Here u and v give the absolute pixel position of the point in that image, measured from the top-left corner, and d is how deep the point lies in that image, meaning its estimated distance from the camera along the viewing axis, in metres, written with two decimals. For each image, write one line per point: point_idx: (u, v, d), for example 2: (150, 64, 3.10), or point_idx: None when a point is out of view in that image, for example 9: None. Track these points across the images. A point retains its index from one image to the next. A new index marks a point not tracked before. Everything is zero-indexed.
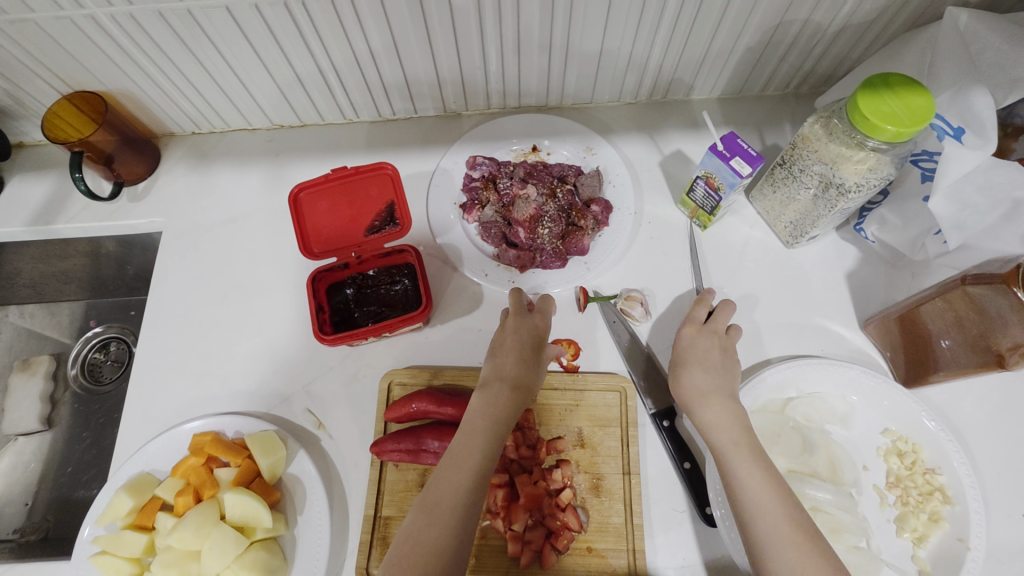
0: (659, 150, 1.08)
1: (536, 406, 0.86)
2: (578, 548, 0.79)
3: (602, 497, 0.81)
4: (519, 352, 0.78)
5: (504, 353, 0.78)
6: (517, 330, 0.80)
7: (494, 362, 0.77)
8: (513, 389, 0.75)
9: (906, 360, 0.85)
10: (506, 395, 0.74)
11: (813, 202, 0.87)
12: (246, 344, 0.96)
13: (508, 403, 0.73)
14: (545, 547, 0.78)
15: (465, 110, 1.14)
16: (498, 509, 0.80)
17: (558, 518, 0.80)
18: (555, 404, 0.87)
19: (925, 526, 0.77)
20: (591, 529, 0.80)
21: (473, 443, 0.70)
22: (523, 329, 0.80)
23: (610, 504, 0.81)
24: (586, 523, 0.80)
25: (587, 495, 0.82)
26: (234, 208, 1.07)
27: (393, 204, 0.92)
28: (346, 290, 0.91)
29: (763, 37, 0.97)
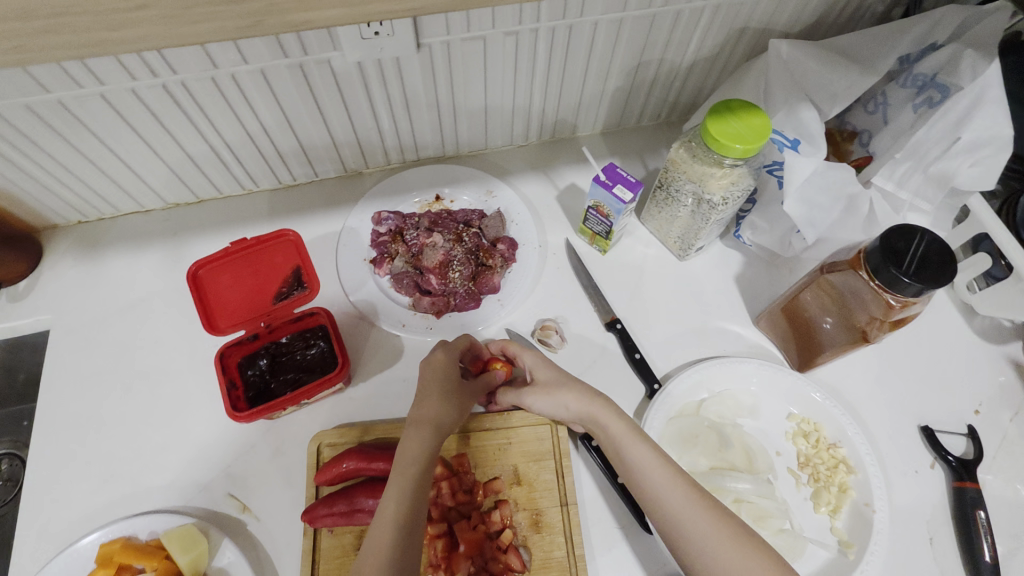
0: (554, 186, 1.15)
1: (469, 450, 0.87)
2: None
3: (543, 532, 0.81)
4: (439, 394, 0.76)
5: (426, 393, 0.76)
6: (433, 372, 0.78)
7: (415, 408, 0.75)
8: (431, 428, 0.72)
9: (795, 347, 0.94)
10: (424, 439, 0.71)
11: (692, 217, 0.96)
12: (155, 436, 0.90)
13: (432, 443, 0.71)
14: None
15: (366, 169, 1.16)
16: (439, 561, 0.79)
17: (501, 561, 0.79)
18: (488, 445, 0.87)
19: (837, 498, 0.83)
20: (535, 567, 0.80)
21: (402, 486, 0.66)
22: (438, 365, 0.79)
23: (552, 538, 0.81)
24: (529, 562, 0.80)
25: (528, 532, 0.81)
26: (131, 295, 1.03)
27: (299, 267, 0.91)
28: (260, 361, 0.88)
29: (629, 76, 1.07)
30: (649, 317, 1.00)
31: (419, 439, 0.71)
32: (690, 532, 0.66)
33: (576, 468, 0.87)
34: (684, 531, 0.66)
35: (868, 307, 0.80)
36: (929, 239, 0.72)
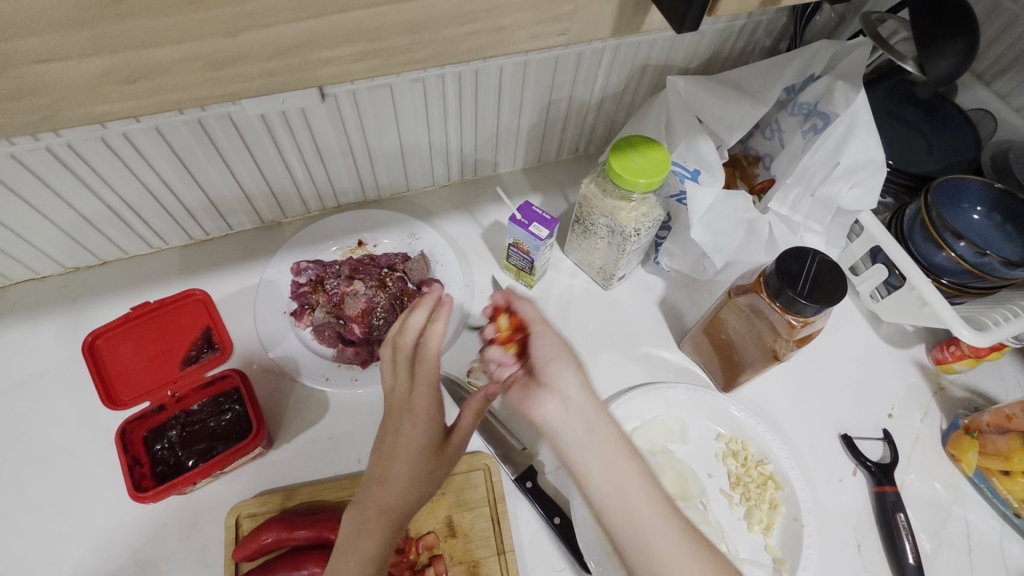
0: (479, 224, 1.15)
1: None
2: None
3: None
4: (408, 464, 0.68)
5: (386, 456, 0.69)
6: (398, 435, 0.69)
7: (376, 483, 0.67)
8: (385, 509, 0.66)
9: (718, 367, 0.97)
10: (376, 528, 0.65)
11: (610, 249, 0.98)
12: (52, 525, 0.83)
13: (385, 534, 0.65)
14: None
15: (284, 218, 1.13)
16: None
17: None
18: None
19: (768, 515, 0.85)
20: None
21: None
22: (405, 422, 0.70)
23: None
24: None
25: None
26: (25, 370, 0.95)
27: (210, 328, 0.87)
28: (169, 433, 0.83)
29: (541, 114, 1.10)
30: (578, 349, 1.01)
31: (372, 518, 0.66)
32: (656, 556, 0.57)
33: (512, 512, 0.85)
34: (645, 552, 0.58)
35: (774, 327, 0.82)
36: (818, 260, 0.76)
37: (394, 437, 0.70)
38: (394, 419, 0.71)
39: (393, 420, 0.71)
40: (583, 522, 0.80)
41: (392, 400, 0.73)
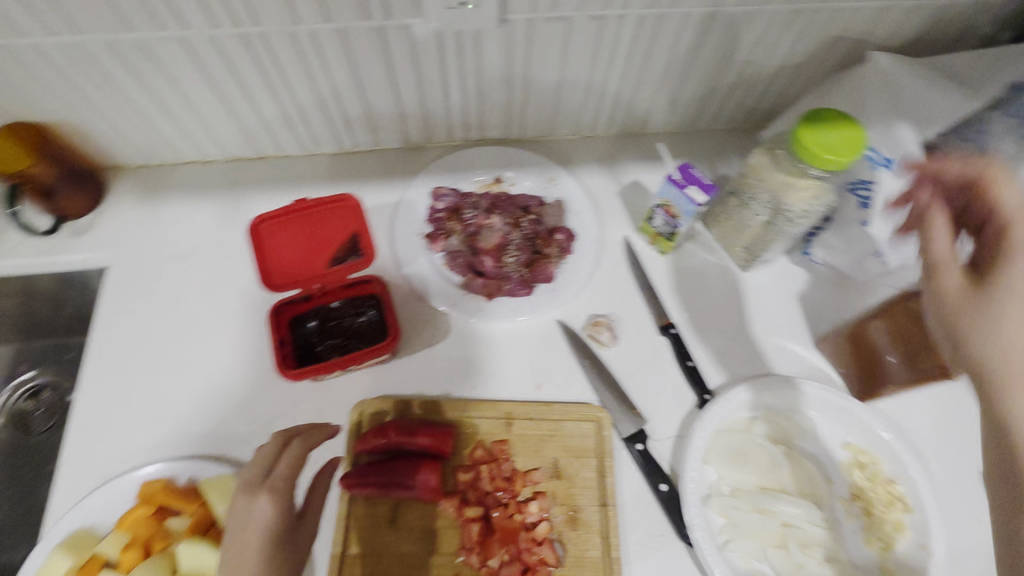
0: (618, 180, 1.11)
1: (511, 438, 0.85)
2: None
3: (578, 530, 0.80)
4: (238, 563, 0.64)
5: (237, 549, 0.65)
6: (241, 532, 0.66)
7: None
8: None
9: (858, 372, 0.90)
10: None
11: (765, 227, 0.91)
12: (198, 384, 0.91)
13: None
14: None
15: (427, 143, 1.14)
16: (472, 545, 0.79)
17: (534, 553, 0.78)
18: (530, 434, 0.86)
19: (891, 536, 0.80)
20: (568, 564, 0.78)
21: None
22: (256, 510, 0.67)
23: (588, 537, 0.80)
24: (563, 557, 0.79)
25: (564, 528, 0.80)
26: (186, 242, 1.03)
27: (356, 235, 0.90)
28: (308, 323, 0.89)
29: (710, 74, 1.03)
30: (705, 325, 0.97)
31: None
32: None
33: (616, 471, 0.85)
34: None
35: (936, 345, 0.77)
36: None
37: (242, 523, 0.66)
38: (241, 510, 0.67)
39: (237, 510, 0.67)
40: (693, 496, 0.80)
41: (242, 489, 0.69)
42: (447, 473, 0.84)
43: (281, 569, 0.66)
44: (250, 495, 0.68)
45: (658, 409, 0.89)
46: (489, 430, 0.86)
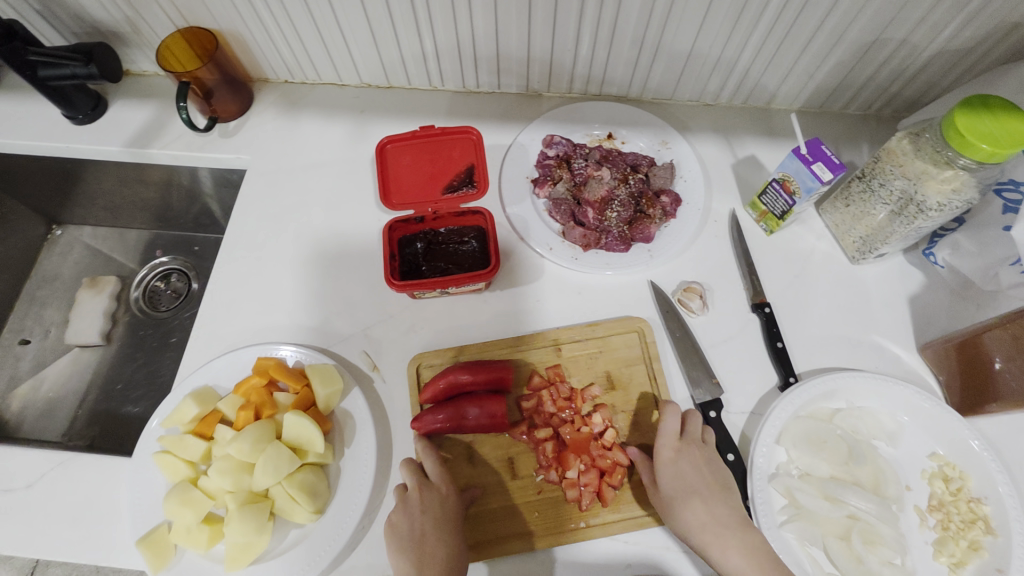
0: (733, 153, 1.08)
1: (563, 359, 0.91)
2: (630, 483, 0.83)
3: (642, 430, 0.86)
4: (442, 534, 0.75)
5: (422, 539, 0.75)
6: (427, 507, 0.77)
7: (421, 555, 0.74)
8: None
9: (962, 386, 0.85)
10: None
11: (890, 218, 0.87)
12: (312, 283, 1.01)
13: None
14: (601, 486, 0.82)
15: (546, 91, 1.16)
16: (549, 462, 0.84)
17: (607, 458, 0.83)
18: (580, 354, 0.91)
19: (963, 553, 0.77)
20: (639, 463, 0.84)
21: None
22: (434, 503, 0.77)
23: (654, 435, 0.85)
24: (633, 458, 0.84)
25: (629, 431, 0.86)
26: (316, 155, 1.12)
27: (473, 166, 0.96)
28: (417, 244, 0.94)
29: (857, 54, 0.97)
30: (801, 311, 0.94)
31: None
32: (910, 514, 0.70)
33: None
34: None
35: None
36: None
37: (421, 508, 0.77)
38: (420, 503, 0.77)
39: (412, 503, 0.78)
40: (759, 470, 0.80)
41: (416, 486, 0.79)
42: (510, 405, 0.89)
43: (457, 554, 0.75)
44: (429, 489, 0.79)
45: (737, 383, 0.89)
46: (540, 359, 0.91)
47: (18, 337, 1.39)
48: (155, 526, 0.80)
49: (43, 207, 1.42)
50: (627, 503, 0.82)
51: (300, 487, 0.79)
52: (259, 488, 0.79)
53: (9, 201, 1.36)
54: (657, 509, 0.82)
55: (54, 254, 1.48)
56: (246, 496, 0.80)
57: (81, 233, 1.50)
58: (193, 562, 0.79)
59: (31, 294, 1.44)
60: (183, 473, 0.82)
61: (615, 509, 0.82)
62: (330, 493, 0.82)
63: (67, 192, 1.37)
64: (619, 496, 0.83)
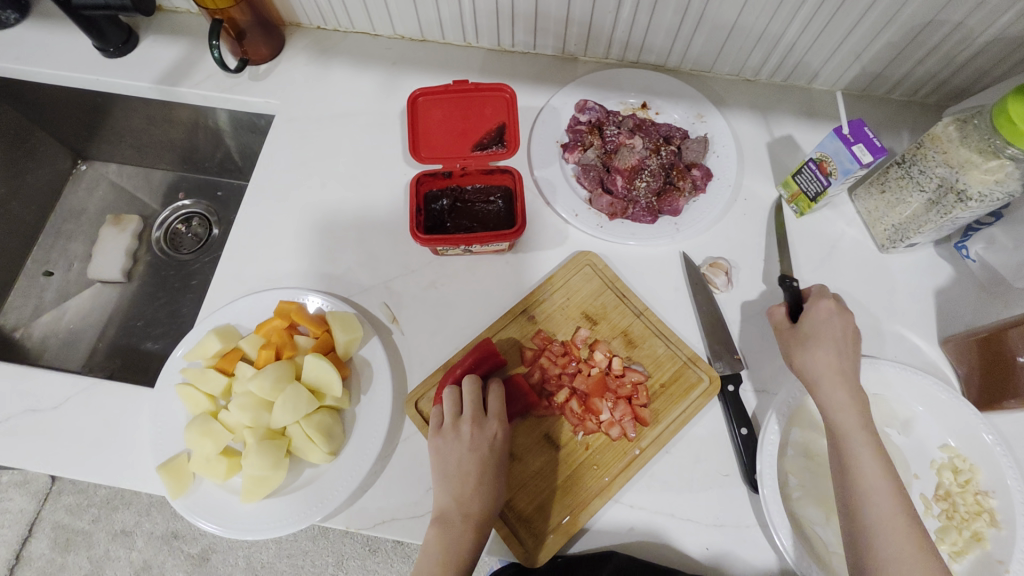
0: (769, 131, 1.06)
1: (541, 323, 0.92)
2: (657, 391, 0.87)
3: (640, 344, 0.90)
4: (483, 477, 0.76)
5: (463, 478, 0.75)
6: (474, 449, 0.77)
7: (458, 489, 0.75)
8: (477, 525, 0.73)
9: (981, 380, 0.85)
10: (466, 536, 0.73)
11: (926, 207, 0.85)
12: (336, 233, 1.01)
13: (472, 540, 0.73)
14: (635, 408, 0.85)
15: (583, 55, 1.13)
16: (579, 415, 0.85)
17: (626, 383, 0.87)
18: (555, 311, 0.92)
19: (965, 543, 0.78)
20: (653, 369, 0.88)
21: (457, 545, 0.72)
22: (483, 443, 0.78)
23: (650, 344, 0.90)
24: (646, 369, 0.88)
25: (628, 350, 0.89)
26: (345, 105, 1.11)
27: (504, 125, 0.95)
28: (443, 200, 0.94)
29: (908, 35, 0.93)
30: None
31: (468, 527, 0.73)
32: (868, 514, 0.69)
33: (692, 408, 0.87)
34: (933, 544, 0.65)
35: None
36: None
37: (469, 450, 0.77)
38: (469, 439, 0.78)
39: (464, 437, 0.78)
40: (769, 448, 0.80)
41: (467, 420, 0.79)
42: None
43: (496, 497, 0.76)
44: (480, 426, 0.79)
45: (753, 361, 0.90)
46: (523, 331, 0.91)
47: (42, 268, 1.41)
48: (174, 454, 0.83)
49: (70, 141, 1.43)
50: (666, 412, 0.85)
51: (317, 428, 0.81)
52: (277, 425, 0.81)
53: (37, 132, 1.36)
54: (694, 404, 0.85)
55: (80, 189, 1.49)
56: (264, 432, 0.82)
57: (105, 169, 1.51)
58: (210, 492, 0.81)
59: (57, 227, 1.46)
60: (203, 406, 0.84)
61: (657, 422, 0.85)
62: (345, 436, 0.84)
63: (94, 127, 1.37)
64: (656, 409, 0.86)
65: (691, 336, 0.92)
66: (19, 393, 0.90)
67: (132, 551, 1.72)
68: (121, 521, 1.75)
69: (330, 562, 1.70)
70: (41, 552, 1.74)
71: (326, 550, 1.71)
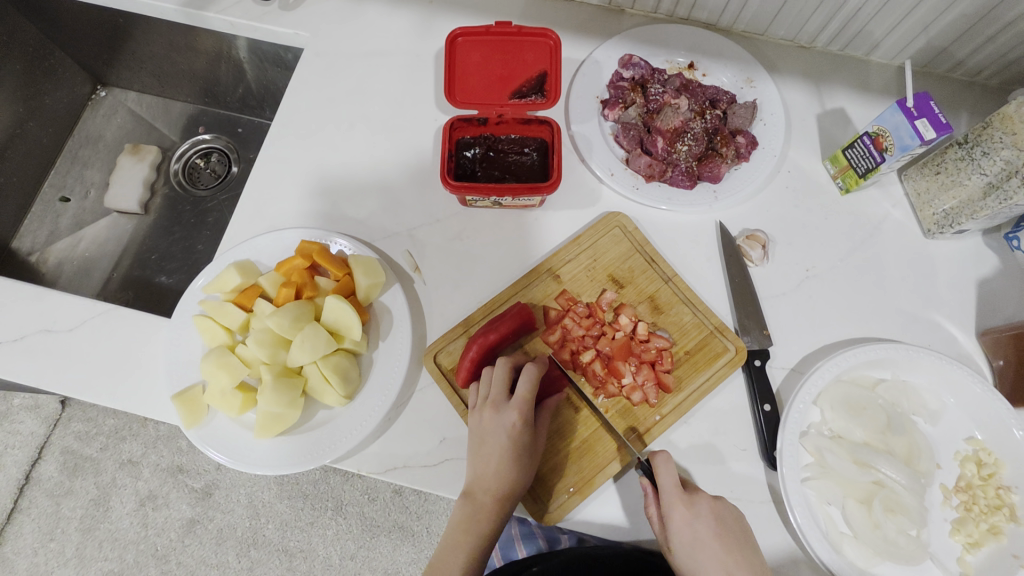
0: (820, 103, 1.01)
1: (567, 284, 0.90)
2: (680, 358, 0.85)
3: (666, 310, 0.88)
4: (502, 459, 0.74)
5: (486, 456, 0.75)
6: (492, 427, 0.76)
7: (476, 468, 0.76)
8: (497, 502, 0.74)
9: (1017, 375, 0.81)
10: (483, 513, 0.74)
11: (983, 192, 0.81)
12: (362, 176, 0.98)
13: (489, 519, 0.74)
14: (659, 374, 0.84)
15: (630, 8, 1.07)
16: (602, 377, 0.84)
17: (650, 349, 0.85)
18: (579, 271, 0.90)
19: (981, 535, 0.76)
20: (677, 337, 0.87)
21: (472, 523, 0.74)
22: (501, 428, 0.76)
23: (677, 311, 0.88)
24: (671, 336, 0.87)
25: (654, 317, 0.88)
26: (378, 43, 1.06)
27: (545, 74, 0.90)
28: (475, 148, 0.90)
29: (986, 7, 0.86)
30: (861, 278, 0.90)
31: (485, 508, 0.74)
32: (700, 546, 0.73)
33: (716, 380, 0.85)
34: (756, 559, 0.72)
35: None
36: None
37: (485, 430, 0.77)
38: (489, 422, 0.77)
39: (486, 420, 0.77)
40: (793, 426, 0.79)
41: (488, 404, 0.78)
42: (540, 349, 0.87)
43: (520, 480, 0.75)
44: (500, 410, 0.77)
45: (781, 340, 0.88)
46: (547, 292, 0.89)
47: (59, 194, 1.39)
48: (190, 385, 0.82)
49: (89, 64, 1.38)
50: (690, 379, 0.84)
51: (334, 370, 0.80)
52: (295, 364, 0.80)
53: (56, 52, 1.32)
54: (718, 373, 0.84)
55: (98, 115, 1.45)
56: (281, 369, 0.81)
57: (124, 96, 1.47)
58: (223, 426, 0.81)
59: (74, 153, 1.43)
60: (220, 338, 0.83)
61: (679, 391, 0.84)
62: (361, 380, 0.83)
63: (114, 50, 1.33)
64: (678, 377, 0.85)
65: (720, 308, 0.89)
66: (35, 313, 0.89)
67: (138, 481, 1.76)
68: (128, 452, 1.78)
69: (329, 507, 1.73)
70: (50, 475, 1.78)
71: (327, 495, 1.74)
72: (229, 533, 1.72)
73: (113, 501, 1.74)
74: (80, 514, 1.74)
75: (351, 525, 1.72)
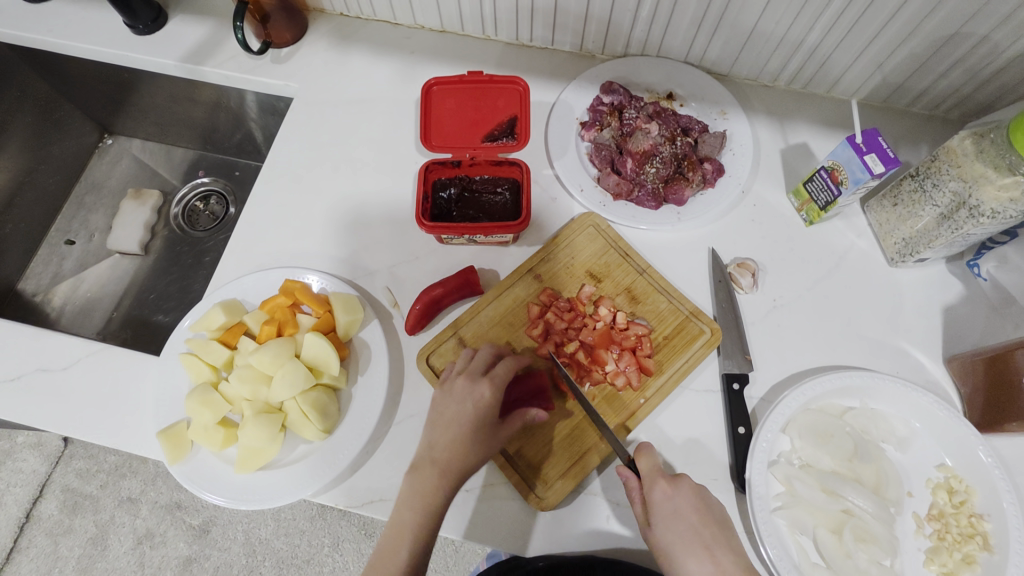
0: (784, 138, 1.05)
1: (546, 281, 0.94)
2: (658, 342, 0.89)
3: (643, 300, 0.92)
4: (468, 428, 0.76)
5: (446, 426, 0.77)
6: (459, 403, 0.78)
7: (435, 440, 0.77)
8: (451, 473, 0.74)
9: (985, 402, 0.82)
10: (436, 483, 0.74)
11: (937, 222, 0.84)
12: (346, 216, 1.03)
13: (443, 489, 0.74)
14: (639, 358, 0.87)
15: (600, 53, 1.12)
16: (585, 364, 0.88)
17: (629, 336, 0.89)
18: (557, 267, 0.95)
19: (956, 565, 0.76)
20: (654, 324, 0.90)
21: (435, 487, 0.73)
22: (471, 399, 0.78)
23: (653, 300, 0.92)
24: (649, 323, 0.90)
25: (632, 308, 0.92)
26: (362, 91, 1.12)
27: (515, 118, 0.95)
28: (451, 188, 0.95)
29: (931, 46, 0.91)
30: (827, 305, 0.93)
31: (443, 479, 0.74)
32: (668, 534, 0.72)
33: (683, 411, 0.87)
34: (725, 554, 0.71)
35: None
36: None
37: (458, 403, 0.78)
38: (459, 393, 0.79)
39: (455, 393, 0.80)
40: (761, 454, 0.80)
41: (462, 376, 0.81)
42: (523, 342, 0.91)
43: (478, 457, 0.76)
44: (472, 385, 0.79)
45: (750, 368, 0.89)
46: (528, 291, 0.94)
47: (64, 237, 1.45)
48: (174, 421, 0.85)
49: (96, 114, 1.46)
50: (671, 361, 0.88)
51: (312, 405, 0.82)
52: (275, 400, 0.83)
53: (66, 104, 1.40)
54: (696, 354, 0.88)
55: (103, 162, 1.53)
56: (262, 406, 0.84)
57: (129, 142, 1.54)
58: (205, 461, 0.83)
59: (79, 197, 1.50)
60: (205, 376, 0.86)
61: (661, 373, 0.87)
62: (339, 415, 0.85)
63: (120, 102, 1.40)
64: (659, 360, 0.88)
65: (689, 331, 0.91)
66: (31, 353, 0.93)
67: (136, 519, 1.76)
68: (127, 490, 1.80)
69: (326, 544, 1.72)
70: (50, 513, 1.79)
71: (323, 531, 1.73)
72: (225, 572, 1.71)
73: (110, 540, 1.75)
74: (78, 553, 1.74)
75: (348, 562, 1.70)
